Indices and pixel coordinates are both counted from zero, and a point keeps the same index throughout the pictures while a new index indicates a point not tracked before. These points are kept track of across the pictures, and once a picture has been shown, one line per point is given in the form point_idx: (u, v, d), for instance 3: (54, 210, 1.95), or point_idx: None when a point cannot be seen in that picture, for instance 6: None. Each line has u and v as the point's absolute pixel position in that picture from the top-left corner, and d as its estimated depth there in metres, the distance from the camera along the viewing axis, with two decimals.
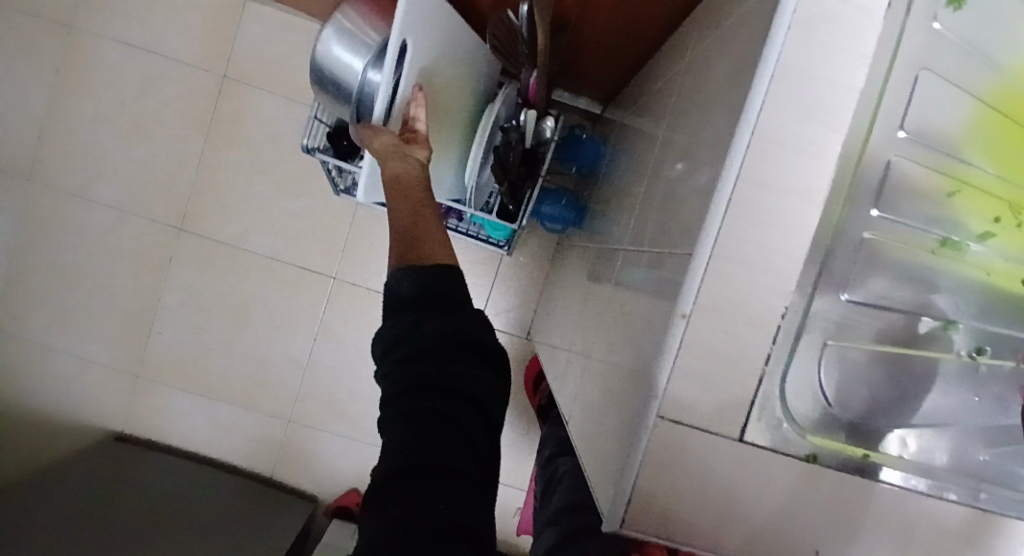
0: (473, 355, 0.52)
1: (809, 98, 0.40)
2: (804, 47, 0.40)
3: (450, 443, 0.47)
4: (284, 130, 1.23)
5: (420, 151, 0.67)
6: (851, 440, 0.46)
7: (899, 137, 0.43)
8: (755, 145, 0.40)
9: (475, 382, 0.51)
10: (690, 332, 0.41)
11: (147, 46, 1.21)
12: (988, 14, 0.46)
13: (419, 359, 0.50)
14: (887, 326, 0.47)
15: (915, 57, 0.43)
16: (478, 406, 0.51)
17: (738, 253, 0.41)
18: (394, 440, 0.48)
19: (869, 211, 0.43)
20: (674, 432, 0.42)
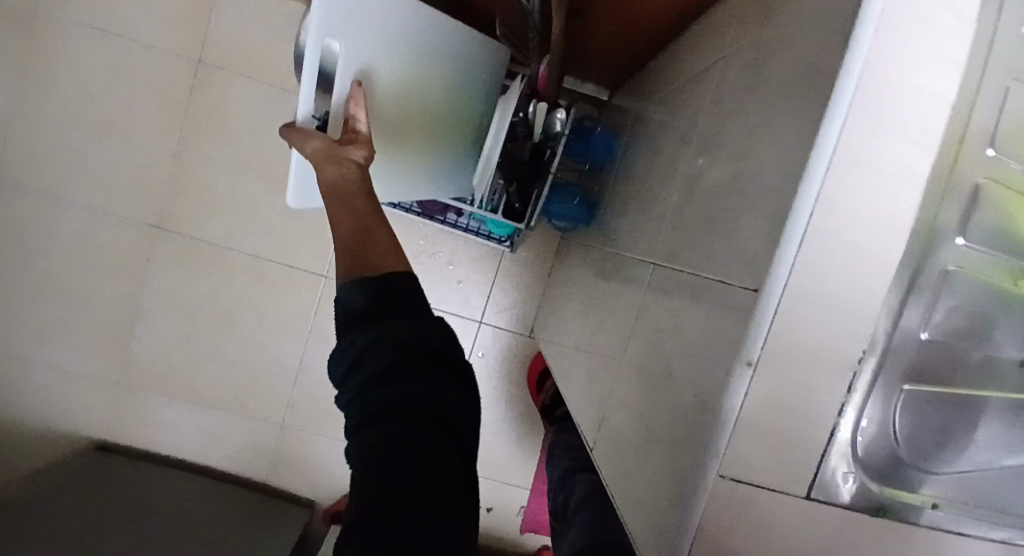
0: (443, 370, 0.45)
1: (897, 113, 0.35)
2: (892, 53, 0.34)
3: (423, 474, 0.40)
4: (266, 120, 1.14)
5: (358, 152, 0.56)
6: (922, 489, 0.42)
7: (988, 156, 0.38)
8: (834, 169, 0.34)
9: (449, 402, 0.44)
10: (756, 383, 0.36)
11: (109, 27, 1.10)
12: None
13: (378, 378, 0.43)
14: (963, 362, 0.43)
15: (1005, 64, 0.37)
16: (453, 430, 0.44)
17: (812, 294, 0.36)
18: (360, 472, 0.40)
19: (957, 241, 0.38)
20: (736, 492, 0.37)
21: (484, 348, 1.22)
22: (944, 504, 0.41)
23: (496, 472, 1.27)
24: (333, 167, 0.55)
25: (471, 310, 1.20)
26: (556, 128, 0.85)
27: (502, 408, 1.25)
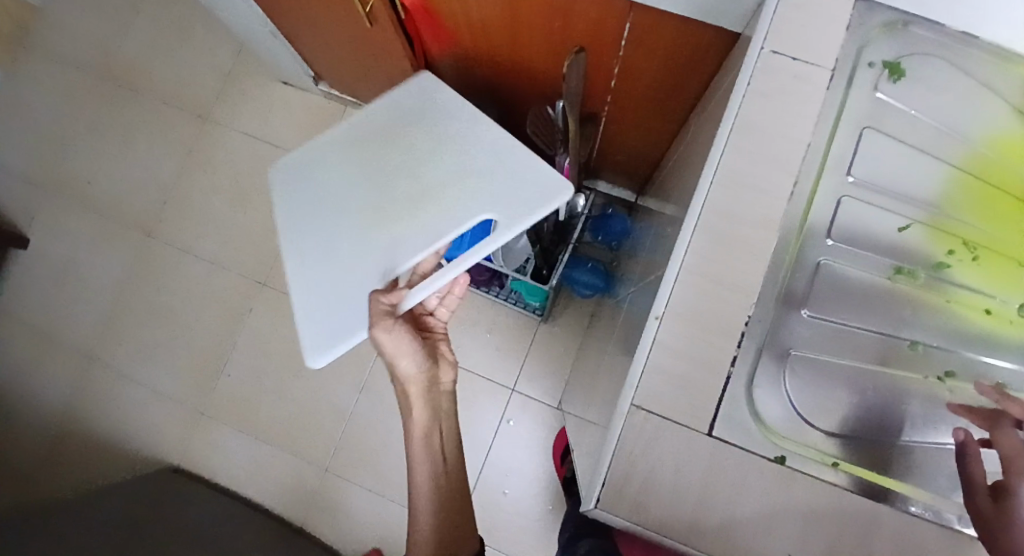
0: None
1: (767, 144, 0.49)
2: (758, 106, 0.50)
3: None
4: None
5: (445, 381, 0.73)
6: (825, 450, 0.49)
7: (847, 181, 0.51)
8: (718, 179, 0.49)
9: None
10: (663, 331, 0.48)
11: (260, 134, 1.49)
12: (930, 83, 0.54)
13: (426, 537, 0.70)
14: (858, 343, 0.51)
15: (858, 119, 0.52)
16: None
17: (706, 268, 0.48)
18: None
19: (823, 241, 0.51)
20: (649, 421, 0.47)
21: (514, 417, 1.31)
22: (844, 464, 0.47)
23: (512, 547, 1.27)
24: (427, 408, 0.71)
25: (505, 375, 1.33)
26: (578, 208, 1.05)
27: (529, 478, 1.29)
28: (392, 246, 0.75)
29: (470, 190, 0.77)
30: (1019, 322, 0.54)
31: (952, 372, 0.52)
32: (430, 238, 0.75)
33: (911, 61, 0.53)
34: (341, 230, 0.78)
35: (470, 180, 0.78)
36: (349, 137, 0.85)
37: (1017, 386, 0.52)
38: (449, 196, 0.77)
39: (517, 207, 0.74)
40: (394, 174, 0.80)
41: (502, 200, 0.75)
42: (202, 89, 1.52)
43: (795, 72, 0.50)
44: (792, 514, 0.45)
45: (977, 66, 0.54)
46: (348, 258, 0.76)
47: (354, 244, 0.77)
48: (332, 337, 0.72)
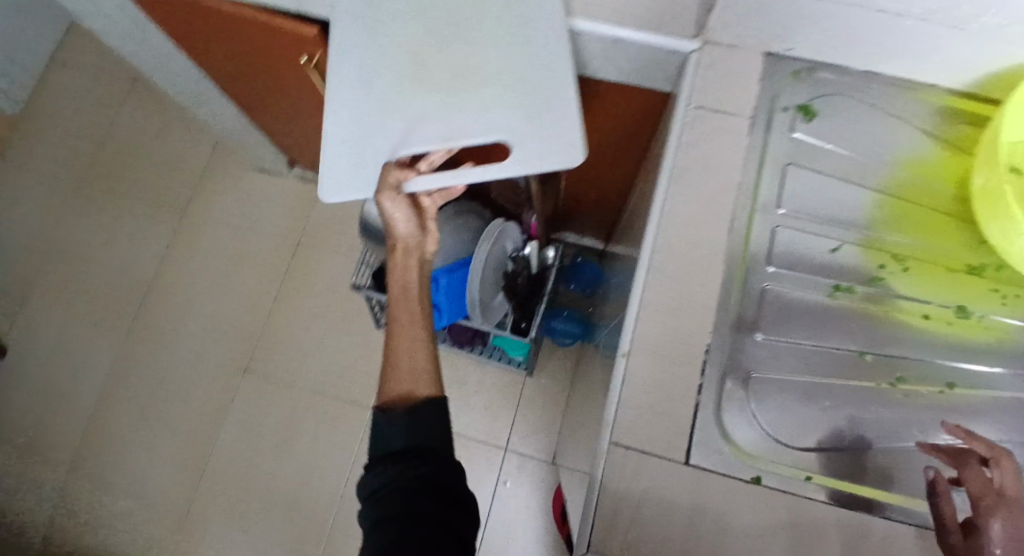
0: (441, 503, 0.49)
1: (702, 188, 0.55)
2: (690, 156, 0.56)
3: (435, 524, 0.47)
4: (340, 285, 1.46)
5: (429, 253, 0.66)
6: (797, 465, 0.50)
7: (779, 213, 0.56)
8: (662, 223, 0.54)
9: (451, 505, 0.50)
10: (630, 368, 0.51)
11: (239, 221, 1.53)
12: (841, 120, 0.60)
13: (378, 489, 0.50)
14: (808, 361, 0.54)
15: (780, 155, 0.57)
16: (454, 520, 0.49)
17: (662, 304, 0.52)
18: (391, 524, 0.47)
19: (765, 268, 0.55)
20: (629, 456, 0.49)
21: (511, 478, 1.29)
22: (816, 477, 0.49)
23: None
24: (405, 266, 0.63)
25: (497, 436, 1.32)
26: (549, 260, 1.11)
27: (532, 541, 1.26)
28: (403, 127, 0.62)
29: (498, 84, 0.61)
30: (959, 323, 0.55)
31: (903, 377, 0.54)
32: (447, 132, 0.61)
33: (821, 101, 0.60)
34: (344, 67, 0.64)
35: (496, 54, 0.62)
36: None
37: (968, 385, 0.54)
38: (474, 72, 0.62)
39: (547, 115, 0.60)
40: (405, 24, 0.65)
41: (534, 118, 0.60)
42: (180, 185, 1.57)
43: (720, 122, 0.57)
44: (777, 537, 0.47)
45: (882, 99, 0.61)
46: (346, 121, 0.63)
47: (354, 103, 0.63)
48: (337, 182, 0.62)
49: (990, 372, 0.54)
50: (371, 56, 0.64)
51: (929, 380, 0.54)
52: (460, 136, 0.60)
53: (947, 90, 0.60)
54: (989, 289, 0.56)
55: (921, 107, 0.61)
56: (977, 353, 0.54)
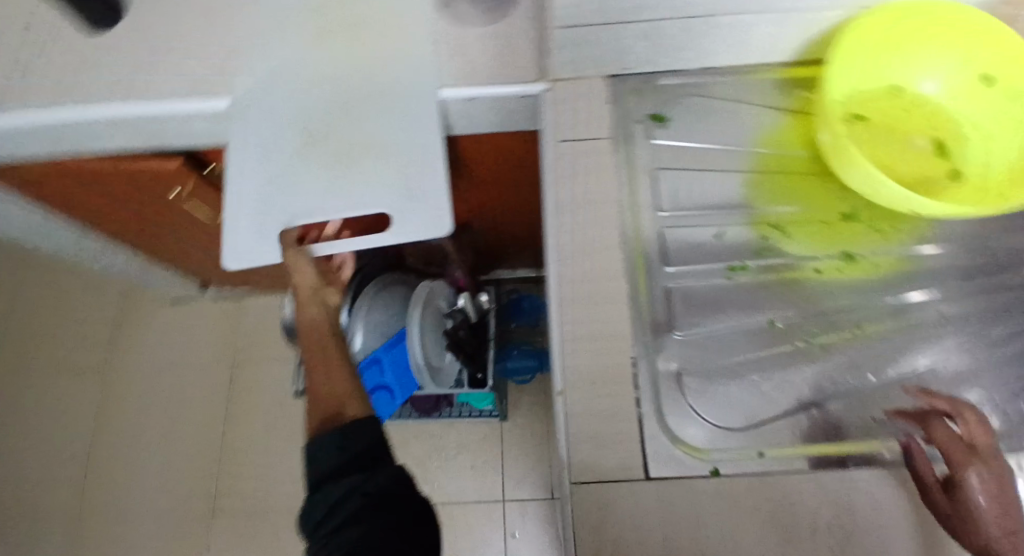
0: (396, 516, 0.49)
1: (585, 214, 0.58)
2: (566, 188, 0.59)
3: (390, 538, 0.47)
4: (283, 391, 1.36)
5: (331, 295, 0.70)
6: (746, 445, 0.51)
7: (661, 216, 0.59)
8: (560, 258, 0.57)
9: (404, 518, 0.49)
10: (569, 403, 0.52)
11: (167, 357, 1.44)
12: (690, 115, 0.63)
13: (320, 536, 0.49)
14: (726, 344, 0.55)
15: (647, 164, 0.61)
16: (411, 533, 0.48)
17: (581, 333, 0.54)
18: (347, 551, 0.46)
19: (663, 269, 0.57)
20: (591, 491, 0.49)
21: (517, 528, 1.26)
22: (767, 450, 0.50)
23: None
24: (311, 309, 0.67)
25: (491, 490, 1.29)
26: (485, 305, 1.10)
27: None
28: (298, 195, 0.63)
29: (383, 159, 0.63)
30: (851, 266, 0.57)
31: (816, 332, 0.55)
32: (336, 204, 0.62)
33: (673, 106, 0.63)
34: (253, 129, 0.65)
35: (382, 130, 0.64)
36: (327, 26, 0.69)
37: (876, 321, 0.55)
38: (365, 147, 0.64)
39: (425, 183, 0.62)
40: (307, 103, 0.66)
41: (412, 192, 0.62)
42: (92, 340, 1.46)
43: (584, 151, 0.60)
44: (752, 525, 0.47)
45: (727, 88, 0.63)
46: (246, 191, 0.64)
47: (257, 166, 0.64)
48: (237, 242, 0.62)
49: (897, 300, 0.56)
50: (271, 131, 0.65)
51: (842, 326, 0.55)
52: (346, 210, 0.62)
53: (784, 62, 0.63)
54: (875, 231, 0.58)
55: (767, 85, 0.63)
56: (876, 289, 0.56)
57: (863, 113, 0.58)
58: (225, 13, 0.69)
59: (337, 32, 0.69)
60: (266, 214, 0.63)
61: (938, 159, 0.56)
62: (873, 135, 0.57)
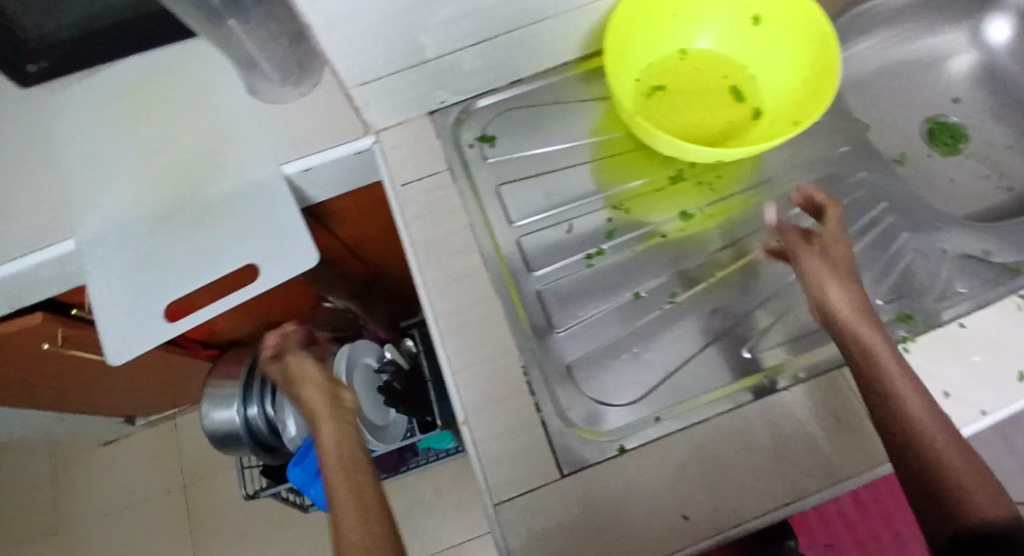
0: None
1: (443, 246, 0.59)
2: (419, 227, 0.60)
3: None
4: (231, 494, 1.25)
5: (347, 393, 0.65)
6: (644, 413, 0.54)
7: (516, 226, 0.61)
8: (432, 293, 0.57)
9: None
10: (475, 429, 0.53)
11: (116, 503, 1.29)
12: (515, 127, 0.65)
13: None
14: (602, 328, 0.57)
15: (490, 182, 0.63)
16: None
17: (467, 359, 0.55)
18: None
19: (530, 274, 0.59)
20: (516, 509, 0.50)
21: None
22: (662, 414, 0.53)
23: None
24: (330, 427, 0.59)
25: (481, 523, 1.29)
26: (412, 349, 1.12)
27: None
28: (160, 271, 0.60)
29: (235, 211, 0.62)
30: (688, 225, 0.61)
31: (675, 292, 0.58)
32: (204, 267, 0.60)
33: (495, 124, 0.65)
34: (88, 221, 0.61)
35: (224, 186, 0.63)
36: (134, 104, 0.66)
37: (723, 267, 0.59)
38: (213, 206, 0.62)
39: (283, 223, 0.61)
40: (138, 182, 0.63)
41: (273, 233, 0.61)
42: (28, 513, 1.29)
43: (427, 188, 0.62)
44: (668, 487, 0.50)
45: (539, 94, 0.66)
46: (101, 284, 0.59)
47: (106, 255, 0.60)
48: (115, 336, 0.57)
49: (742, 241, 0.60)
50: (110, 217, 0.61)
51: (696, 280, 0.59)
52: (215, 270, 0.60)
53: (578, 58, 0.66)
54: (703, 185, 0.62)
55: (574, 80, 0.67)
56: (718, 237, 0.60)
57: (658, 83, 0.63)
58: (39, 128, 0.66)
59: (149, 109, 0.66)
60: (132, 301, 0.59)
61: (733, 106, 0.62)
62: (673, 99, 0.62)
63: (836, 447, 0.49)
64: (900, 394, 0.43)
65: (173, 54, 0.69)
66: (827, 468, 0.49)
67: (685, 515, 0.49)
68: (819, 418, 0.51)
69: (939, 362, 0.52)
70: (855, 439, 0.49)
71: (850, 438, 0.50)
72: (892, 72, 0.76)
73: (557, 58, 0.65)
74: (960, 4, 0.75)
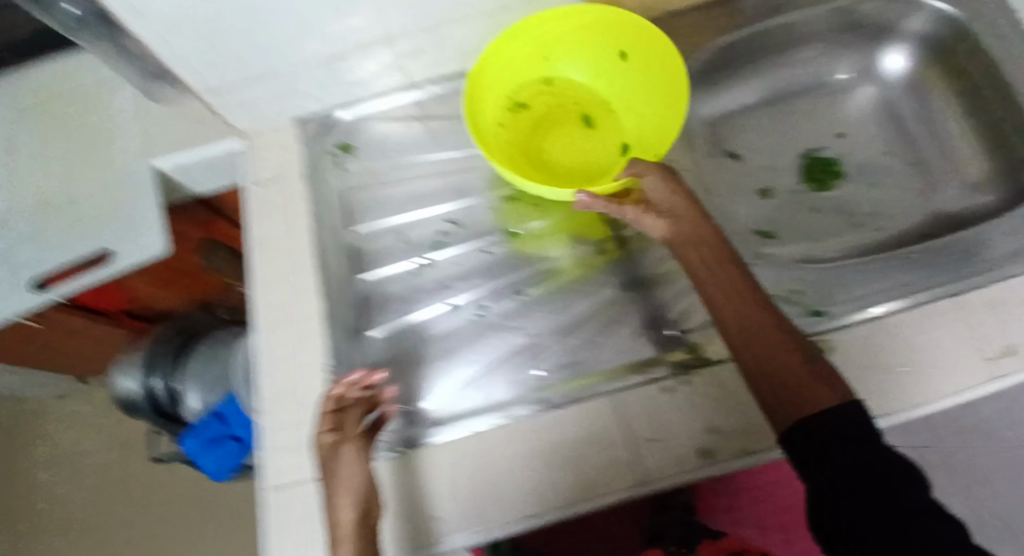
0: None
1: (276, 246, 0.62)
2: (259, 224, 0.63)
3: None
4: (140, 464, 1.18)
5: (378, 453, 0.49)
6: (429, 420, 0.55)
7: (351, 232, 0.64)
8: (258, 289, 0.61)
9: None
10: (266, 419, 0.57)
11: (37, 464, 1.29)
12: (372, 139, 0.68)
13: None
14: (408, 336, 0.59)
15: (337, 188, 0.66)
16: None
17: (275, 354, 0.59)
18: None
19: (354, 279, 0.62)
20: (286, 494, 0.54)
21: None
22: (443, 422, 0.54)
23: None
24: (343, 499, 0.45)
25: None
26: None
27: None
28: (30, 251, 0.67)
29: (103, 201, 0.68)
30: (514, 241, 0.63)
31: (487, 304, 0.60)
32: (67, 249, 0.66)
33: (354, 134, 0.68)
34: None
35: (98, 178, 0.69)
36: (37, 100, 0.74)
37: (533, 286, 0.60)
38: (85, 196, 0.68)
39: (142, 214, 0.67)
40: (29, 173, 0.70)
41: (132, 222, 0.67)
42: None
43: (275, 188, 0.65)
44: (421, 493, 0.51)
45: (402, 108, 0.69)
46: None
47: None
48: None
49: (562, 261, 0.62)
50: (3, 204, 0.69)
51: (508, 294, 0.60)
52: (76, 253, 0.65)
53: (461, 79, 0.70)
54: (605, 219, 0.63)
55: (436, 96, 0.69)
56: (539, 255, 0.62)
57: (536, 126, 0.66)
58: None
59: (50, 106, 0.73)
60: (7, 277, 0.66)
61: (606, 143, 0.65)
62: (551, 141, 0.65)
63: (591, 467, 0.51)
64: (739, 318, 0.45)
65: (79, 59, 0.76)
66: (573, 487, 0.50)
67: None
68: (582, 437, 0.52)
69: (716, 401, 0.52)
70: (612, 462, 0.51)
71: (603, 459, 0.51)
72: (773, 104, 0.72)
73: (413, 75, 0.67)
74: (851, 35, 0.70)
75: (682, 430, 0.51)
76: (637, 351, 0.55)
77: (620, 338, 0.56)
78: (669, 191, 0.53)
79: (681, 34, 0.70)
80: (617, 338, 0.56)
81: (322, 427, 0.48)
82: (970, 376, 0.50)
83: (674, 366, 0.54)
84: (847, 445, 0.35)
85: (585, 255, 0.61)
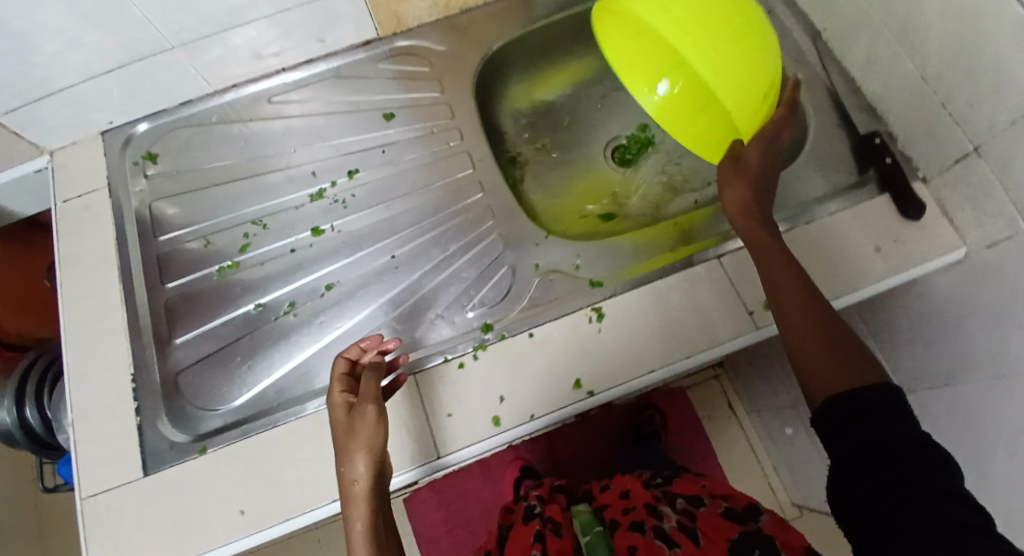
0: None
1: (88, 261, 0.62)
2: (70, 241, 0.63)
3: None
4: None
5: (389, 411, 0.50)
6: (236, 417, 0.56)
7: (161, 240, 0.63)
8: (68, 305, 0.60)
9: None
10: (77, 432, 0.55)
11: None
12: (179, 147, 0.67)
13: None
14: (214, 340, 0.59)
15: (149, 196, 0.65)
16: None
17: (85, 368, 0.58)
18: None
19: (163, 286, 0.61)
20: (97, 504, 0.53)
21: None
22: (250, 418, 0.55)
23: None
24: (355, 461, 0.46)
25: None
26: None
27: None
28: None
29: None
30: (321, 235, 0.63)
31: (297, 300, 0.61)
32: None
33: (161, 143, 0.68)
34: None
35: None
36: None
37: (339, 279, 0.61)
38: None
39: None
40: None
41: None
42: None
43: (86, 204, 0.64)
44: (236, 484, 0.52)
45: (210, 113, 0.68)
46: None
47: None
48: None
49: (372, 250, 0.62)
50: None
51: (316, 288, 0.61)
52: None
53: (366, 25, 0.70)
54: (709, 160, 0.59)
55: (244, 99, 0.69)
56: (350, 247, 0.63)
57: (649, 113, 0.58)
58: None
59: None
60: None
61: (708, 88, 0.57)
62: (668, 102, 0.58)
63: (393, 445, 0.53)
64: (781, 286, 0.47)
65: None
66: None
67: (242, 509, 0.51)
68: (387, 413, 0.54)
69: (506, 370, 0.55)
70: (407, 439, 0.53)
71: (409, 432, 0.53)
72: (584, 90, 0.76)
73: (210, 82, 0.66)
74: None
75: (478, 397, 0.54)
76: (438, 331, 0.58)
77: (423, 320, 0.58)
78: (754, 176, 0.54)
79: (477, 29, 0.69)
80: (420, 319, 0.59)
81: (338, 388, 0.49)
82: (734, 326, 0.55)
83: (467, 345, 0.56)
84: (890, 430, 0.37)
85: (393, 244, 0.63)
